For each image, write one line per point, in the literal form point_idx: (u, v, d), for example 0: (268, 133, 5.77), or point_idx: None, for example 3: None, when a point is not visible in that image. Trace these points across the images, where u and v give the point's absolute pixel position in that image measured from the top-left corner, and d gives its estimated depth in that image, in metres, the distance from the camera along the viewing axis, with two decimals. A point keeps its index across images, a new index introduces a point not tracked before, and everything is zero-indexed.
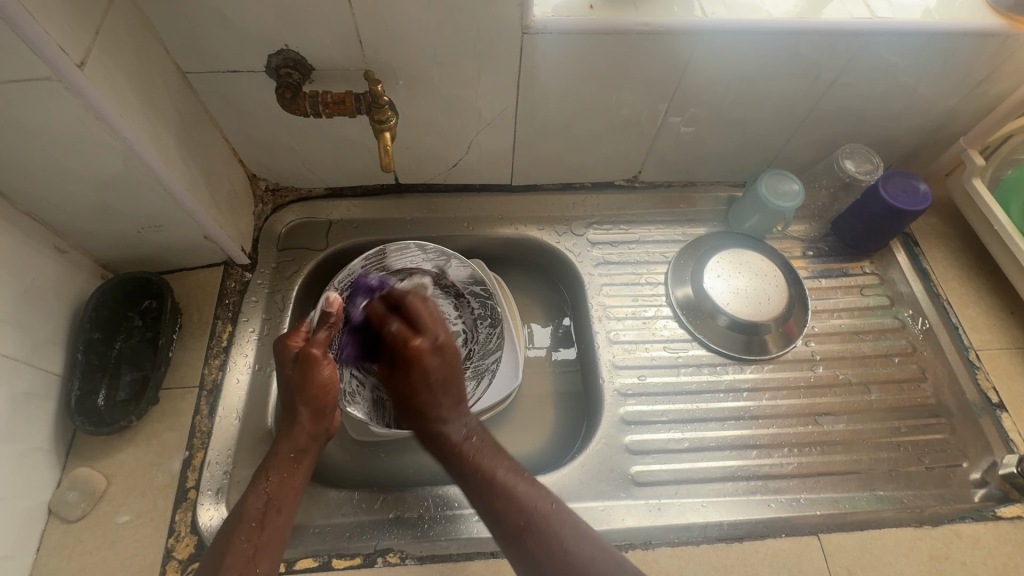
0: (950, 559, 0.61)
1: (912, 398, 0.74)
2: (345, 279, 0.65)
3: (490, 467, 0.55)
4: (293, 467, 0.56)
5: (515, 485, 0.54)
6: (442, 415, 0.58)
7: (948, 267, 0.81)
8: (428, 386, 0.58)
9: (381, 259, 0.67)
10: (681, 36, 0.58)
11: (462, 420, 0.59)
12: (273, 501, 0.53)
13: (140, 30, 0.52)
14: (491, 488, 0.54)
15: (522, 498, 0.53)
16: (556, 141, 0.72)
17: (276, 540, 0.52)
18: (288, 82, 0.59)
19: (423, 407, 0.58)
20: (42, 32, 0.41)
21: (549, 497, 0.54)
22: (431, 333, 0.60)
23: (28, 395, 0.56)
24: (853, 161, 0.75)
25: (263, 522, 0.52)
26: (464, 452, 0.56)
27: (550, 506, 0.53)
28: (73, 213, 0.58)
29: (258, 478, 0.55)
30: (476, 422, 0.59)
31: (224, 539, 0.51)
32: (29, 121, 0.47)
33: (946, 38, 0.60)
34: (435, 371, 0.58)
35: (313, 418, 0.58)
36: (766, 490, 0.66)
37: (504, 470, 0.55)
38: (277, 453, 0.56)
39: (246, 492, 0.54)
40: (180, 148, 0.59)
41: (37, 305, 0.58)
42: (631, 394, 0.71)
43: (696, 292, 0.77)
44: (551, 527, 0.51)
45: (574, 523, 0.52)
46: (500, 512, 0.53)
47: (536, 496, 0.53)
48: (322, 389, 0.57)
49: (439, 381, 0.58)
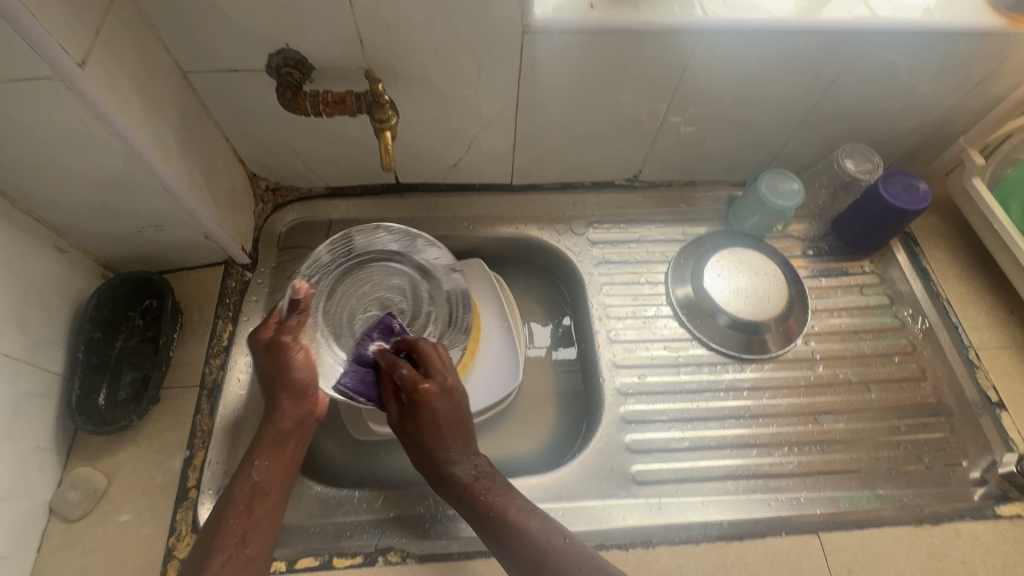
0: (949, 557, 0.61)
1: (912, 396, 0.74)
2: (310, 265, 0.66)
3: (505, 508, 0.54)
4: (280, 449, 0.57)
5: (526, 521, 0.53)
6: (453, 457, 0.57)
7: (948, 266, 0.81)
8: (437, 430, 0.58)
9: (345, 245, 0.67)
10: (682, 35, 0.58)
11: (471, 460, 0.58)
12: (261, 484, 0.54)
13: (141, 29, 0.52)
14: (506, 528, 0.53)
15: (535, 533, 0.52)
16: (556, 140, 0.72)
17: (264, 523, 0.52)
18: (289, 82, 0.59)
19: (434, 453, 0.57)
20: (44, 31, 0.41)
21: (561, 531, 0.53)
22: (438, 377, 0.59)
23: (29, 394, 0.56)
24: (854, 161, 0.75)
25: (251, 505, 0.53)
26: (476, 494, 0.56)
27: (562, 540, 0.52)
28: (74, 212, 0.58)
29: (246, 462, 0.55)
30: (485, 462, 0.59)
31: (214, 521, 0.52)
32: (30, 120, 0.47)
33: (946, 38, 0.60)
34: (444, 414, 0.58)
35: (294, 402, 0.58)
36: (766, 489, 0.66)
37: (515, 508, 0.54)
38: (263, 436, 0.57)
39: (235, 476, 0.55)
40: (180, 147, 0.59)
41: (37, 304, 0.58)
42: (631, 393, 0.71)
43: (696, 291, 0.77)
44: (566, 558, 0.51)
45: (583, 551, 0.52)
46: (517, 552, 0.52)
47: (547, 530, 0.53)
48: (296, 373, 0.58)
49: (448, 424, 0.58)
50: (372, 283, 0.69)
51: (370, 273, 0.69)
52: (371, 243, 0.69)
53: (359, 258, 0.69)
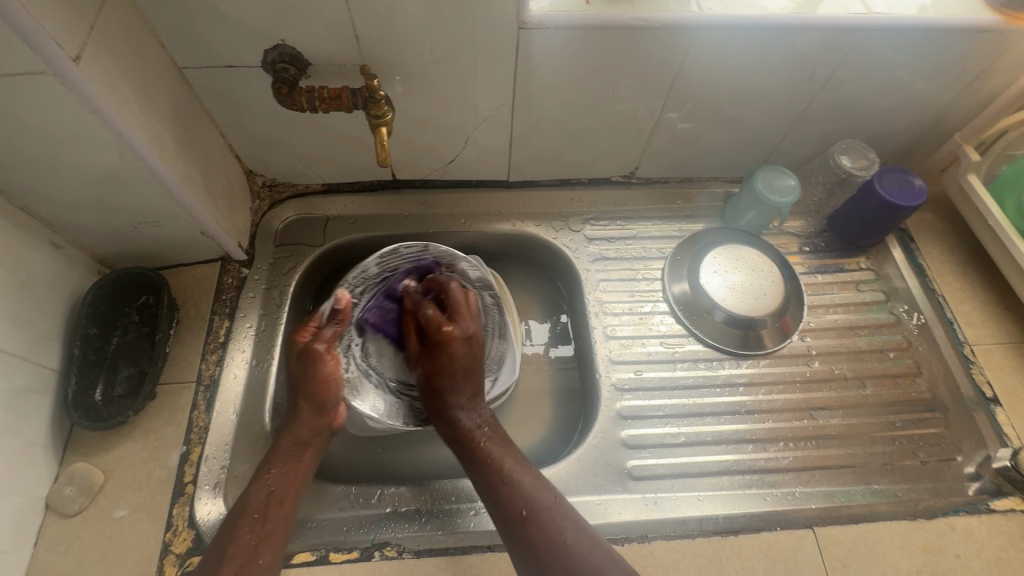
0: (943, 551, 0.61)
1: (907, 392, 0.74)
2: (355, 275, 0.60)
3: (501, 458, 0.56)
4: (296, 459, 0.56)
5: (520, 476, 0.55)
6: (459, 403, 0.58)
7: (943, 262, 0.81)
8: (450, 372, 0.58)
9: (395, 258, 0.61)
10: (677, 31, 0.58)
11: (477, 410, 0.59)
12: (277, 494, 0.54)
13: (136, 25, 0.52)
14: (500, 478, 0.54)
15: (526, 489, 0.54)
16: (553, 136, 0.73)
17: (278, 533, 0.52)
18: (285, 77, 0.59)
19: (443, 393, 0.58)
20: (38, 26, 0.41)
21: (551, 490, 0.55)
22: (462, 323, 0.60)
23: (26, 390, 0.57)
24: (850, 158, 0.75)
25: (266, 514, 0.52)
26: (476, 440, 0.57)
27: (552, 499, 0.54)
28: (70, 208, 0.58)
29: (261, 470, 0.55)
30: (488, 413, 0.59)
31: (227, 530, 0.51)
32: (24, 116, 0.47)
33: (941, 34, 0.60)
34: (459, 360, 0.59)
35: (315, 413, 0.58)
36: (762, 484, 0.66)
37: (512, 461, 0.56)
38: (280, 445, 0.57)
39: (250, 483, 0.55)
40: (176, 143, 0.59)
41: (33, 300, 0.58)
42: (627, 389, 0.71)
43: (693, 287, 0.78)
44: (554, 518, 0.52)
45: (571, 514, 0.53)
46: (506, 502, 0.53)
47: (538, 488, 0.54)
48: (323, 384, 0.58)
49: (461, 370, 0.59)
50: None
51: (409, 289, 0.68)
52: (424, 259, 0.64)
53: (409, 271, 0.65)
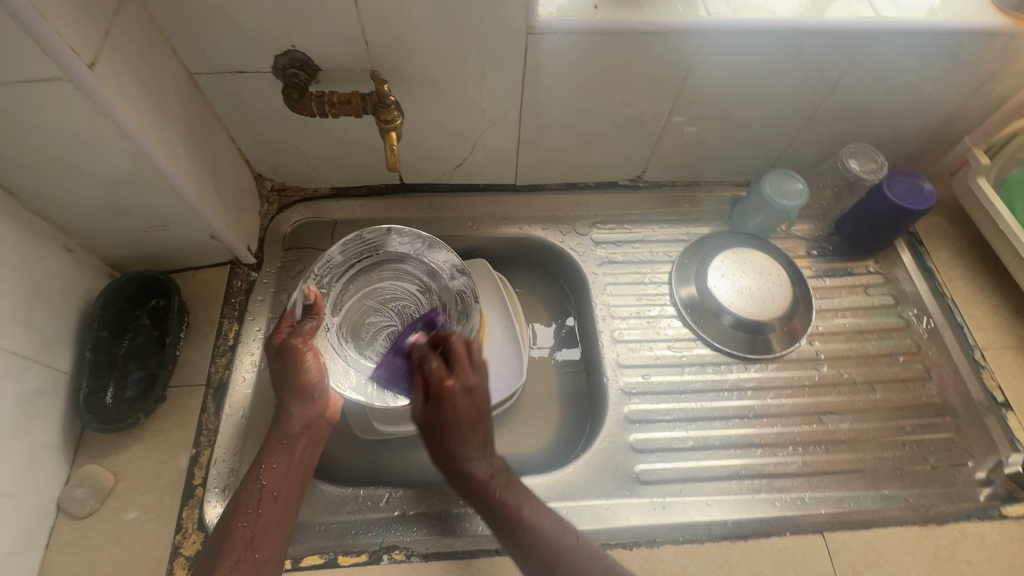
0: (955, 557, 0.61)
1: (917, 396, 0.73)
2: (322, 265, 0.68)
3: (522, 509, 0.54)
4: (285, 451, 0.57)
5: (541, 522, 0.53)
6: (468, 454, 0.55)
7: (953, 266, 0.81)
8: (458, 424, 0.55)
9: (358, 246, 0.69)
10: (685, 35, 0.58)
11: (489, 458, 0.56)
12: (269, 488, 0.54)
13: (150, 32, 0.53)
14: (519, 527, 0.53)
15: (550, 533, 0.53)
16: (560, 140, 0.73)
17: (274, 526, 0.52)
18: (295, 82, 0.60)
19: (450, 446, 0.55)
20: (53, 31, 0.41)
21: (571, 528, 0.54)
22: (457, 375, 0.58)
23: (37, 392, 0.57)
24: (858, 161, 0.75)
25: (260, 508, 0.53)
26: (494, 494, 0.54)
27: (576, 539, 0.53)
28: (83, 213, 0.59)
29: (254, 465, 0.56)
30: (501, 462, 0.57)
31: (223, 526, 0.52)
32: (38, 120, 0.47)
33: (951, 37, 0.60)
34: (464, 411, 0.56)
35: (299, 404, 0.59)
36: (771, 489, 0.66)
37: (531, 507, 0.54)
38: (270, 438, 0.57)
39: (246, 479, 0.55)
40: (188, 148, 0.59)
41: (45, 303, 0.58)
42: (635, 393, 0.71)
43: (701, 290, 0.77)
44: (580, 559, 0.51)
45: (591, 551, 0.52)
46: (532, 550, 0.52)
47: (561, 529, 0.53)
48: (304, 376, 0.59)
49: (468, 421, 0.56)
50: (388, 287, 0.71)
51: (380, 280, 0.71)
52: (386, 247, 0.70)
53: (372, 262, 0.71)
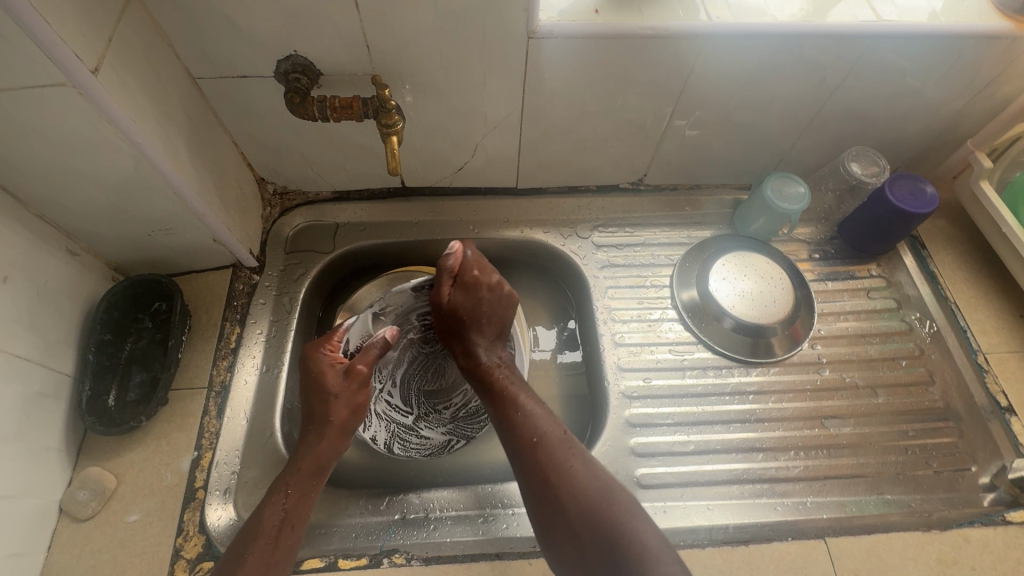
0: (959, 563, 0.60)
1: (920, 401, 0.73)
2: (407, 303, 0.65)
3: (513, 390, 0.60)
4: (310, 484, 0.56)
5: (531, 407, 0.59)
6: (483, 342, 0.64)
7: (957, 269, 0.80)
8: (478, 317, 0.64)
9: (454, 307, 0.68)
10: (685, 39, 0.58)
11: (495, 351, 0.64)
12: (289, 519, 0.53)
13: (153, 37, 0.53)
14: (509, 402, 0.59)
15: (538, 420, 0.57)
16: (562, 144, 0.73)
17: (286, 559, 0.52)
18: (297, 87, 0.59)
19: (469, 335, 0.63)
20: (57, 38, 0.42)
21: (560, 424, 0.58)
22: (489, 271, 0.65)
23: (41, 395, 0.57)
24: (860, 164, 0.74)
25: (278, 540, 0.52)
26: (496, 378, 0.61)
27: (562, 432, 0.57)
28: (87, 217, 0.59)
29: (273, 492, 0.55)
30: (507, 354, 0.65)
31: (237, 552, 0.51)
32: (40, 126, 0.48)
33: (953, 41, 0.60)
34: (487, 308, 0.64)
35: (335, 436, 0.58)
36: (773, 493, 0.66)
37: (526, 396, 0.60)
38: (297, 467, 0.56)
39: (264, 504, 0.54)
40: (191, 151, 0.60)
41: (48, 306, 0.59)
42: (636, 397, 0.71)
43: (702, 294, 0.77)
44: (561, 446, 0.56)
45: (576, 447, 0.56)
46: (518, 428, 0.57)
47: (548, 420, 0.58)
48: (351, 412, 0.59)
49: (486, 315, 0.64)
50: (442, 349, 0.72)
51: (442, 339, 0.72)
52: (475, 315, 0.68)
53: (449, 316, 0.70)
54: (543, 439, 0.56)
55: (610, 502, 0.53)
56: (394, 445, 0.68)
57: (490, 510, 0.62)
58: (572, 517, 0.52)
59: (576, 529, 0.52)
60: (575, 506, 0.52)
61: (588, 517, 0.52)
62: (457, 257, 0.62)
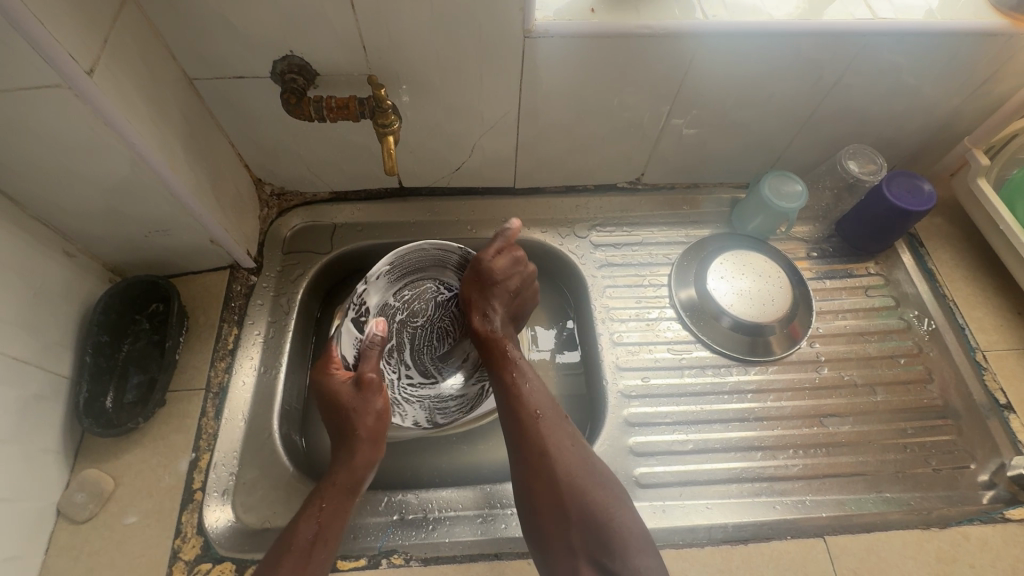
0: (958, 561, 0.60)
1: (918, 399, 0.73)
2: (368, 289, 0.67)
3: (520, 363, 0.63)
4: (345, 498, 0.56)
5: (532, 386, 0.61)
6: (498, 312, 0.66)
7: (955, 267, 0.80)
8: (507, 286, 0.67)
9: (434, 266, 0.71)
10: (682, 37, 0.58)
11: (507, 326, 0.67)
12: (323, 531, 0.53)
13: (148, 37, 0.53)
14: (515, 373, 0.61)
15: (539, 398, 0.60)
16: (559, 144, 0.73)
17: (319, 572, 0.52)
18: (293, 87, 0.59)
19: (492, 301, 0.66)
20: (52, 38, 0.42)
21: (558, 407, 0.60)
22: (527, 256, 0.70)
23: (37, 397, 0.57)
24: (857, 162, 0.75)
25: (311, 552, 0.52)
26: (503, 351, 0.64)
27: (561, 413, 0.59)
28: (84, 219, 0.59)
29: (309, 504, 0.55)
30: (511, 332, 0.68)
31: (271, 564, 0.51)
32: (35, 127, 0.48)
33: (948, 39, 0.60)
34: (517, 281, 0.68)
35: (369, 448, 0.59)
36: (771, 492, 0.66)
37: (529, 372, 0.62)
38: (334, 481, 0.57)
39: (298, 516, 0.54)
40: (187, 152, 0.60)
41: (45, 309, 0.59)
42: (634, 396, 0.71)
43: (700, 293, 0.77)
44: (559, 426, 0.58)
45: (572, 431, 0.58)
46: (524, 401, 0.59)
47: (549, 401, 0.60)
48: (372, 417, 0.60)
49: (511, 288, 0.67)
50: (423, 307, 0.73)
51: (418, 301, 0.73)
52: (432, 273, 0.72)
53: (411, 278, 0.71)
54: (544, 414, 0.58)
55: (602, 488, 0.55)
56: (437, 417, 0.71)
57: (490, 510, 0.62)
58: (563, 492, 0.54)
59: (563, 506, 0.53)
60: (569, 482, 0.54)
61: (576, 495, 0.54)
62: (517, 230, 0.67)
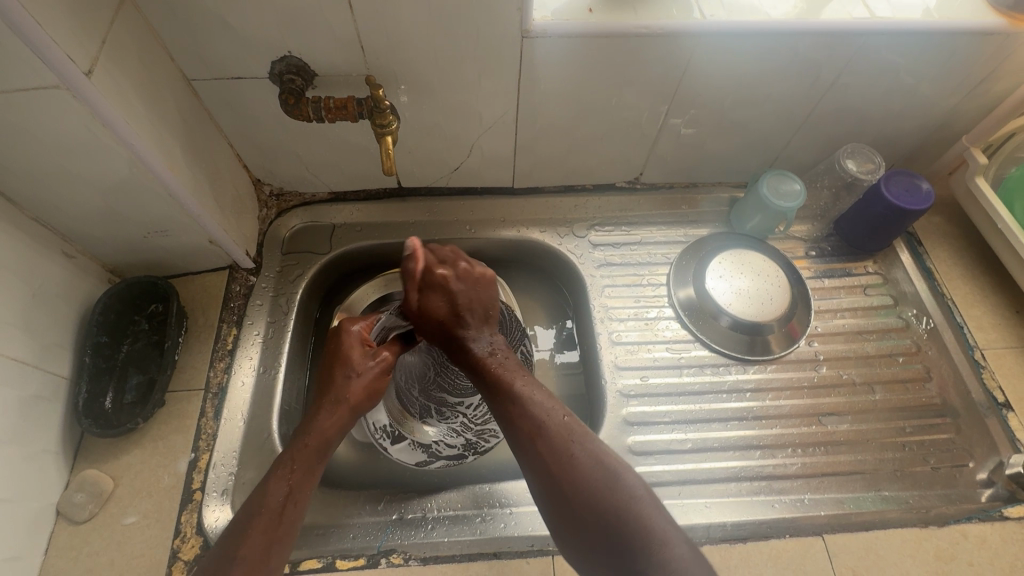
0: (956, 560, 0.60)
1: (917, 397, 0.73)
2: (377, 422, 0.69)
3: (510, 379, 0.57)
4: (316, 461, 0.55)
5: (531, 394, 0.55)
6: (469, 333, 0.60)
7: (953, 266, 0.81)
8: (455, 307, 0.61)
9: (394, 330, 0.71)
10: (680, 36, 0.58)
11: (486, 337, 0.60)
12: (294, 494, 0.52)
13: (146, 38, 0.53)
14: (503, 395, 0.55)
15: (537, 406, 0.54)
16: (558, 143, 0.73)
17: (289, 535, 0.51)
18: (291, 88, 0.59)
19: (453, 329, 0.60)
20: (50, 40, 0.42)
21: (561, 408, 0.55)
22: (454, 259, 0.64)
23: (37, 397, 0.57)
24: (856, 161, 0.75)
25: (281, 516, 0.51)
26: (490, 368, 0.58)
27: (563, 419, 0.54)
28: (82, 219, 0.60)
29: (277, 466, 0.53)
30: (500, 341, 0.61)
31: (241, 526, 0.50)
32: (33, 129, 0.48)
33: (946, 38, 0.60)
34: (463, 294, 0.61)
35: (348, 414, 0.58)
36: (770, 491, 0.66)
37: (522, 381, 0.56)
38: (306, 442, 0.55)
39: (268, 478, 0.53)
40: (185, 153, 0.60)
41: (45, 309, 0.59)
42: (633, 396, 0.71)
43: (699, 292, 0.77)
44: (562, 434, 0.53)
45: (577, 433, 0.53)
46: (518, 422, 0.54)
47: (548, 408, 0.54)
48: (363, 388, 0.60)
49: (462, 304, 0.61)
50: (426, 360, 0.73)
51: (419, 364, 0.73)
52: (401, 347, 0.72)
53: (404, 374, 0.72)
54: (541, 429, 0.53)
55: (618, 490, 0.50)
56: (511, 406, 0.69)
57: (489, 509, 0.62)
58: (577, 504, 0.50)
59: (581, 517, 0.50)
60: (579, 496, 0.50)
61: (591, 504, 0.50)
62: (418, 258, 0.62)
